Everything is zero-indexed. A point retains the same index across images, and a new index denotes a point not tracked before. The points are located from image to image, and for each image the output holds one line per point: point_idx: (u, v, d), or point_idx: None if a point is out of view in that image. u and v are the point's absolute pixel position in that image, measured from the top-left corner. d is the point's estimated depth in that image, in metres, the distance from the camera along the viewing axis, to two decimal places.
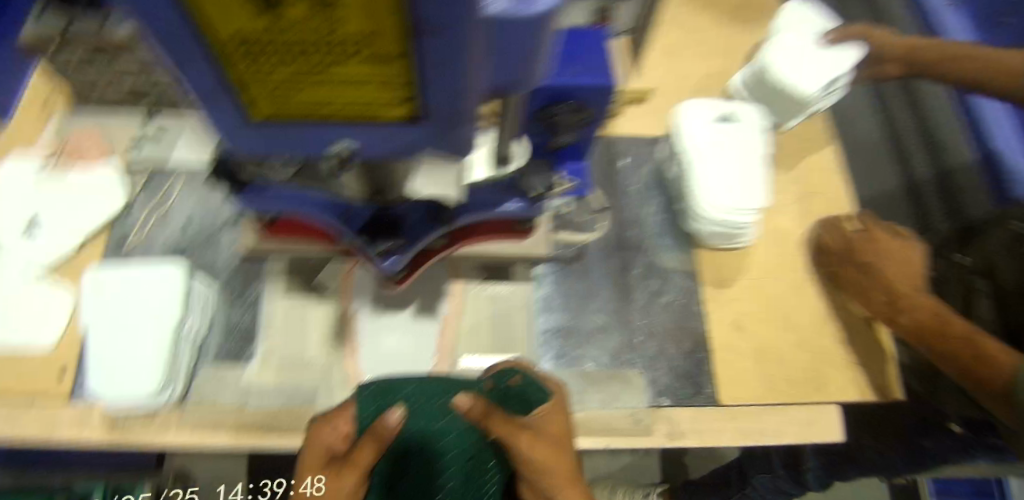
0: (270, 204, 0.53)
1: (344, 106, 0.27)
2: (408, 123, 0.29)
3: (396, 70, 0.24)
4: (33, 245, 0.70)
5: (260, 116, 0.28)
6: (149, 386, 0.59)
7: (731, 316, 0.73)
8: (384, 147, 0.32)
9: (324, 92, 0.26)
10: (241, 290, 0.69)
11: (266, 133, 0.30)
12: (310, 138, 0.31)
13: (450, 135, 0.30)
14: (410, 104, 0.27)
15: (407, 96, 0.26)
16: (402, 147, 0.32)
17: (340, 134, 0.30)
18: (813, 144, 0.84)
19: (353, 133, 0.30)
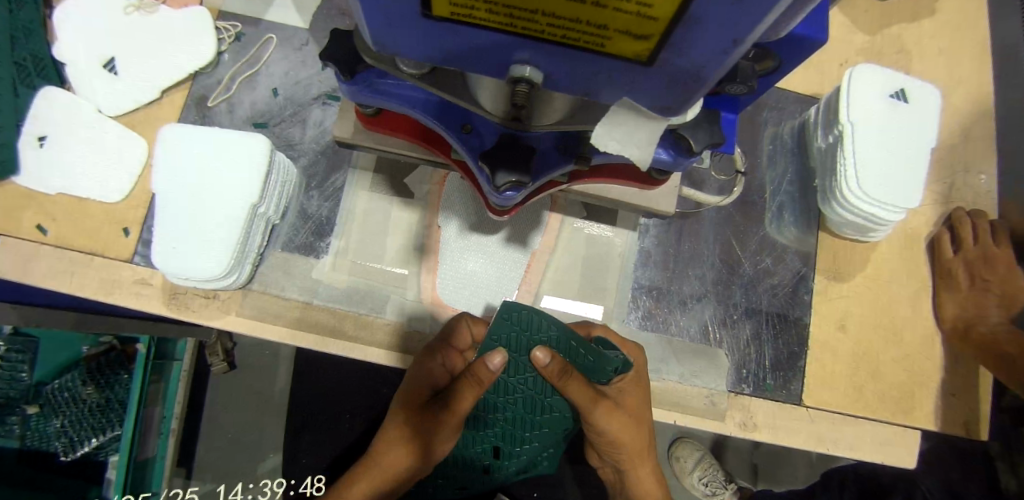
0: (392, 101, 0.48)
1: (554, 31, 0.24)
2: (618, 59, 0.25)
3: (657, 8, 0.19)
4: (113, 90, 0.65)
5: (451, 26, 0.25)
6: (221, 266, 0.55)
7: (839, 314, 0.66)
8: (574, 73, 0.28)
9: (542, 14, 0.22)
10: (330, 183, 0.64)
11: (442, 33, 0.26)
12: (494, 51, 0.28)
13: (657, 80, 0.27)
14: (636, 44, 0.23)
15: (644, 35, 0.22)
16: (592, 77, 0.28)
17: (530, 53, 0.27)
18: (971, 142, 0.73)
19: (545, 55, 0.27)
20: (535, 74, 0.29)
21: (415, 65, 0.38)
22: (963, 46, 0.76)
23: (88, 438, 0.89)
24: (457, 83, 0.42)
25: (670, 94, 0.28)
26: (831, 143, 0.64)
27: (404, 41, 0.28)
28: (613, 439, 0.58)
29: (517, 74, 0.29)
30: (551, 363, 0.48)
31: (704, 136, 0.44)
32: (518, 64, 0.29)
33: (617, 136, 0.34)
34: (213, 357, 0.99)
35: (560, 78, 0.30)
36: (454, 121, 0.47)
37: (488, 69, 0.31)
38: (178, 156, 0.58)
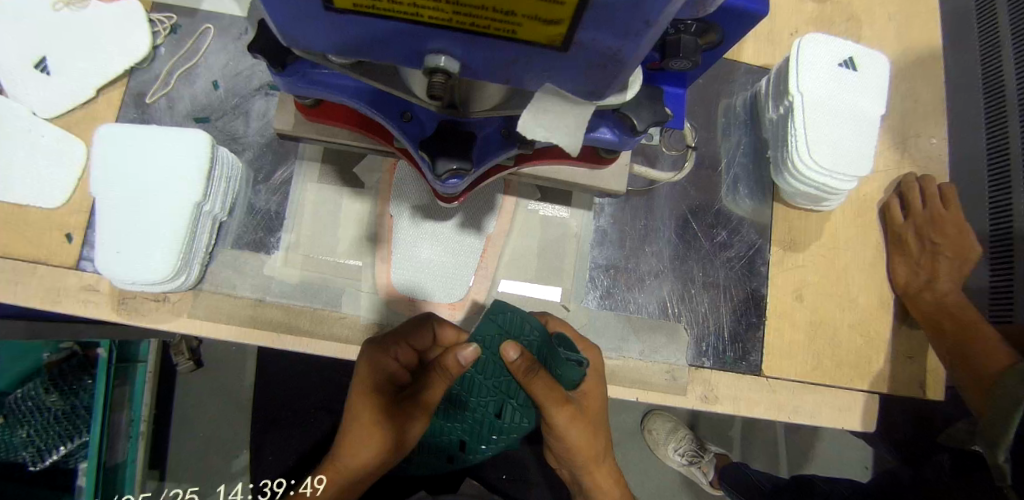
0: (320, 94, 0.45)
1: (462, 18, 0.21)
2: (533, 46, 0.23)
3: None
4: (44, 90, 0.63)
5: (348, 14, 0.22)
6: (167, 269, 0.53)
7: (795, 284, 0.67)
8: (491, 63, 0.26)
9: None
10: (279, 178, 0.63)
11: (343, 29, 0.24)
12: (400, 40, 0.24)
13: (576, 67, 0.24)
14: (548, 29, 0.21)
15: (554, 18, 0.20)
16: (512, 67, 0.26)
17: (442, 42, 0.24)
18: (920, 107, 0.74)
19: (459, 44, 0.24)
20: (451, 64, 0.25)
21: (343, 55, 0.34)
22: (909, 11, 0.76)
23: (57, 446, 0.89)
24: (387, 69, 0.38)
25: (591, 82, 0.26)
26: (782, 114, 0.64)
27: (300, 31, 0.25)
28: (572, 443, 0.58)
29: (431, 65, 0.25)
30: (518, 358, 0.48)
31: (646, 114, 0.43)
32: (432, 54, 0.25)
33: (545, 122, 0.30)
34: (178, 356, 1.04)
35: (478, 70, 0.27)
36: (392, 109, 0.45)
37: (399, 60, 0.27)
38: (115, 156, 0.56)
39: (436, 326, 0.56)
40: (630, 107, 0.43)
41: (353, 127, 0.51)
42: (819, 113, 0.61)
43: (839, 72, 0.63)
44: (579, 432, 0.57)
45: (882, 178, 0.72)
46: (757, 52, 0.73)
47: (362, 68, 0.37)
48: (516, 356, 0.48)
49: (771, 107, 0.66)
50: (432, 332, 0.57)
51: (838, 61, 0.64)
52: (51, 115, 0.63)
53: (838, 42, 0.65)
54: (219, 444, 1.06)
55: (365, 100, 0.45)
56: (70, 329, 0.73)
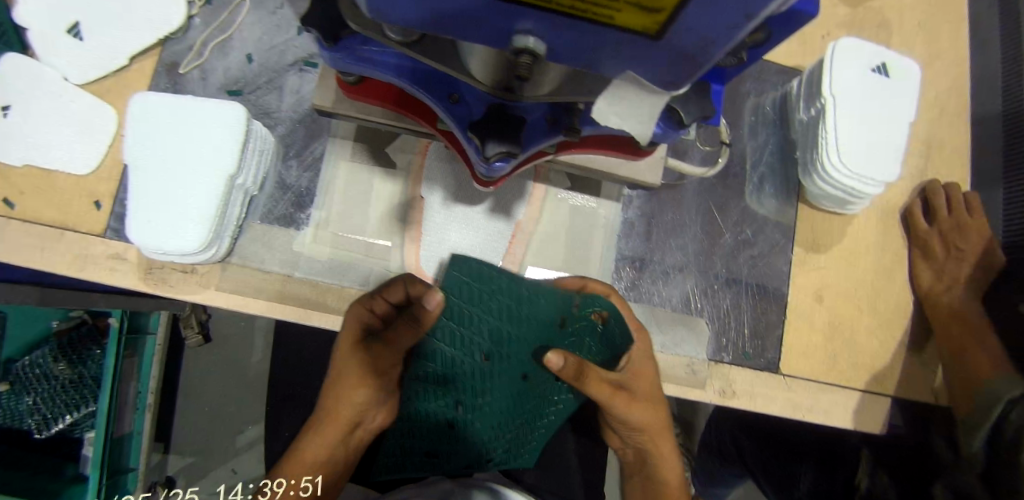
0: (368, 70, 0.46)
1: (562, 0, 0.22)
2: (626, 32, 0.24)
3: None
4: (78, 56, 0.63)
5: None
6: (198, 240, 0.53)
7: (815, 284, 0.67)
8: (577, 45, 0.27)
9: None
10: (310, 154, 0.63)
11: (440, 5, 0.25)
12: (494, 21, 0.26)
13: (662, 53, 0.26)
14: (647, 17, 0.22)
15: (656, 8, 0.21)
16: (597, 51, 0.27)
17: (532, 22, 0.25)
18: (945, 116, 0.75)
19: (550, 25, 0.25)
20: (538, 45, 0.27)
21: (403, 32, 0.36)
22: (939, 20, 0.77)
23: (63, 415, 0.89)
24: (446, 48, 0.39)
25: (672, 69, 0.28)
26: (813, 116, 0.64)
27: (398, 6, 0.26)
28: (634, 422, 0.61)
29: (520, 44, 0.26)
30: (564, 364, 0.52)
31: (694, 107, 0.43)
32: (521, 34, 0.26)
33: (617, 112, 0.34)
34: (187, 329, 1.02)
35: (560, 51, 0.28)
36: (440, 90, 0.45)
37: (483, 37, 0.28)
38: (149, 124, 0.56)
39: (408, 283, 0.56)
40: (679, 98, 0.43)
41: (394, 107, 0.51)
42: (850, 116, 0.61)
43: (870, 76, 0.63)
44: (643, 417, 0.61)
45: (905, 184, 0.72)
46: (787, 52, 0.73)
47: (420, 47, 0.37)
48: (561, 362, 0.51)
49: (803, 108, 0.66)
50: (405, 289, 0.57)
51: (870, 64, 0.64)
52: (83, 81, 0.63)
53: (872, 46, 0.65)
54: (223, 420, 1.07)
55: (413, 79, 0.45)
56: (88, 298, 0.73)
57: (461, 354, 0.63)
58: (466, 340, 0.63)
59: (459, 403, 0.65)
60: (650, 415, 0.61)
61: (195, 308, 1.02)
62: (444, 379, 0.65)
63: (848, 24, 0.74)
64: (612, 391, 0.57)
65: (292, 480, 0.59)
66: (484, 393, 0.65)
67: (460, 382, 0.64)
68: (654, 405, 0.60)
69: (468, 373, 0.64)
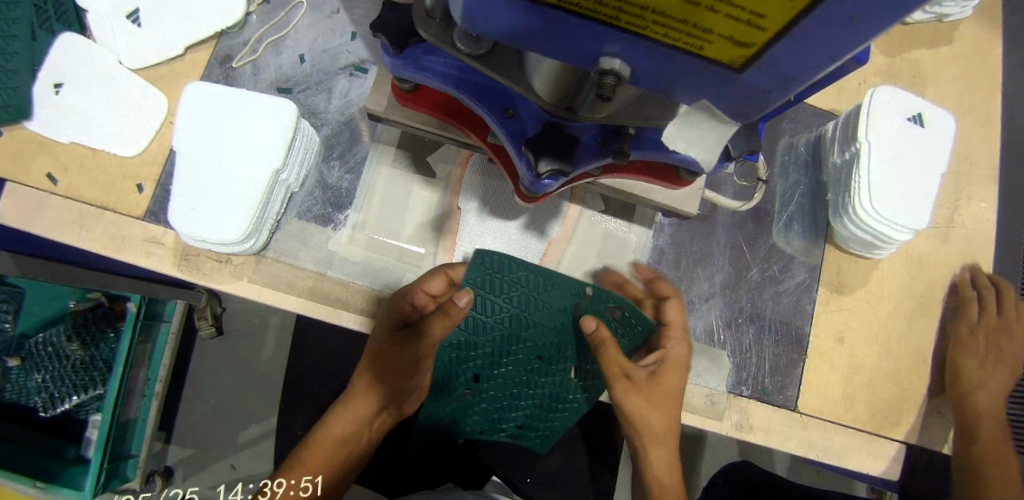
0: (427, 79, 0.47)
1: (658, 29, 0.24)
2: (710, 62, 0.26)
3: (769, 22, 0.20)
4: (135, 42, 0.64)
5: (545, 8, 0.24)
6: (239, 231, 0.54)
7: (838, 326, 0.67)
8: (658, 71, 0.28)
9: (653, 11, 0.22)
10: (353, 156, 0.64)
11: (536, 24, 0.26)
12: (584, 42, 0.27)
13: (739, 85, 0.27)
14: (736, 50, 0.24)
15: (747, 42, 0.23)
16: (675, 79, 0.29)
17: (620, 46, 0.26)
18: (975, 170, 0.75)
19: (637, 49, 0.26)
20: (623, 67, 0.28)
21: (471, 43, 0.39)
22: (975, 76, 0.78)
23: (70, 395, 0.89)
24: (512, 63, 0.41)
25: (747, 101, 0.29)
26: (848, 159, 0.65)
27: (496, 22, 0.27)
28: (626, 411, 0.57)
29: (606, 66, 0.28)
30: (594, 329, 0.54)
31: (743, 141, 0.44)
32: (608, 56, 0.28)
33: (686, 136, 0.35)
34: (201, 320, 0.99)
35: (640, 75, 0.29)
36: (496, 105, 0.47)
37: (567, 57, 0.29)
38: (201, 114, 0.57)
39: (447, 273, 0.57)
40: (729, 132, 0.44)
41: (445, 118, 0.52)
42: (884, 162, 0.62)
43: (906, 124, 0.64)
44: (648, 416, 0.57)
45: (933, 234, 0.72)
46: (824, 96, 0.75)
47: (487, 61, 0.40)
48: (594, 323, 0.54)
49: (837, 150, 0.67)
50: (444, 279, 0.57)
51: (907, 112, 0.65)
52: (137, 67, 0.64)
53: (910, 96, 0.66)
54: (229, 409, 1.07)
55: (471, 91, 0.47)
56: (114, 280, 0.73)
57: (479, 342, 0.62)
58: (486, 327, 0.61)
59: (476, 383, 0.64)
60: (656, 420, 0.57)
61: (212, 300, 1.00)
62: (460, 363, 0.63)
63: (885, 73, 0.75)
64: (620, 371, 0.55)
65: (292, 480, 0.60)
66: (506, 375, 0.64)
67: (479, 367, 0.64)
68: (656, 403, 0.56)
69: (489, 359, 0.63)
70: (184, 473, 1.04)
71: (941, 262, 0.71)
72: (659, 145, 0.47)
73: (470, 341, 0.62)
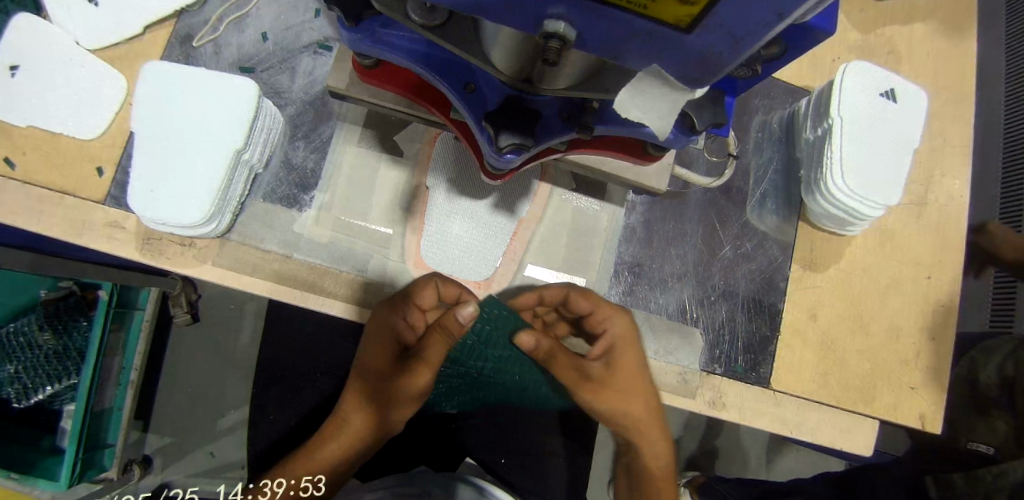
0: (385, 54, 0.46)
1: None
2: (657, 24, 0.25)
3: None
4: (92, 20, 0.62)
5: None
6: (199, 213, 0.53)
7: (811, 302, 0.68)
8: (608, 33, 0.27)
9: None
10: (319, 137, 0.63)
11: None
12: (528, 2, 0.26)
13: (691, 48, 0.26)
14: (682, 9, 0.23)
15: (691, 1, 0.21)
16: (626, 42, 0.28)
17: (564, 7, 0.25)
18: (948, 146, 0.75)
19: (583, 11, 0.25)
20: (569, 30, 0.27)
21: (425, 14, 0.37)
22: (949, 52, 0.78)
23: (43, 386, 0.87)
24: (470, 34, 0.40)
25: (700, 64, 0.28)
26: (819, 136, 0.64)
27: None
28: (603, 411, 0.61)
29: (551, 29, 0.27)
30: (535, 345, 0.56)
31: (707, 114, 0.44)
32: (552, 19, 0.27)
33: (638, 104, 0.34)
34: (177, 307, 0.99)
35: (591, 36, 0.28)
36: (457, 79, 0.46)
37: (516, 19, 0.28)
38: (159, 93, 0.56)
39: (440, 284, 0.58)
40: (692, 104, 0.43)
41: (408, 94, 0.51)
42: (856, 139, 0.61)
43: (877, 98, 0.64)
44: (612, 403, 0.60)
45: (907, 210, 0.72)
46: (797, 72, 0.74)
47: (444, 31, 0.39)
48: (532, 342, 0.56)
49: (810, 127, 0.66)
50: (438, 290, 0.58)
51: (878, 86, 0.64)
52: (94, 45, 0.62)
53: (883, 71, 0.65)
54: (208, 400, 1.06)
55: (431, 66, 0.46)
56: (77, 267, 0.72)
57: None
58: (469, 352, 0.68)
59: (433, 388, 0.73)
60: (633, 410, 0.60)
61: (186, 285, 1.00)
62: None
63: (858, 50, 0.75)
64: (579, 378, 0.59)
65: (292, 481, 0.59)
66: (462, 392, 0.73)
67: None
68: (632, 392, 0.59)
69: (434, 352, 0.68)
70: (163, 464, 1.04)
71: (913, 238, 0.72)
72: (621, 118, 0.46)
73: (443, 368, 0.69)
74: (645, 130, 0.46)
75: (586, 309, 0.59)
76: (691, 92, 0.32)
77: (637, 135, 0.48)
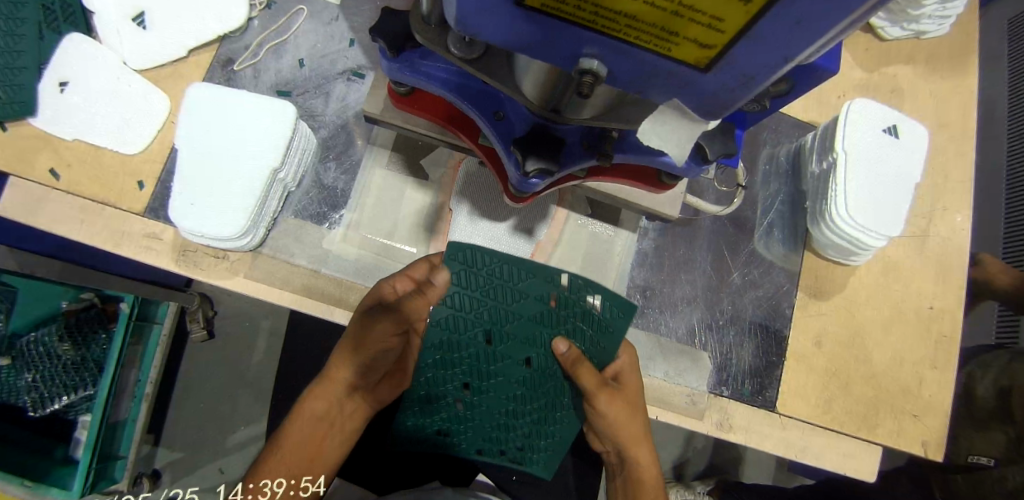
0: (421, 83, 0.50)
1: (630, 32, 0.26)
2: (679, 63, 0.28)
3: (726, 23, 0.23)
4: (139, 42, 0.66)
5: (531, 12, 0.26)
6: (236, 228, 0.56)
7: (816, 330, 0.70)
8: (634, 73, 0.30)
9: (626, 16, 0.24)
10: (348, 158, 0.66)
11: (523, 27, 0.29)
12: (564, 44, 0.29)
13: (707, 87, 0.30)
14: (701, 51, 0.26)
15: (710, 44, 0.25)
16: (648, 80, 0.31)
17: (598, 48, 0.28)
18: (950, 181, 0.78)
19: (614, 52, 0.28)
20: (600, 67, 0.30)
21: (464, 48, 0.40)
22: (951, 91, 0.81)
23: (59, 396, 0.87)
24: (503, 67, 0.43)
25: (715, 100, 0.31)
26: (825, 169, 0.67)
27: (489, 27, 0.29)
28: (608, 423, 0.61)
29: (586, 66, 0.29)
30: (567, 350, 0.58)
31: (719, 146, 0.47)
32: (586, 57, 0.30)
33: (658, 133, 0.37)
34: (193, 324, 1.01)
35: (620, 74, 0.31)
36: (487, 107, 0.49)
37: (552, 58, 0.31)
38: (202, 112, 0.60)
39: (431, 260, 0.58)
40: (705, 136, 0.46)
41: (438, 120, 0.54)
42: (860, 172, 0.64)
43: (880, 133, 0.67)
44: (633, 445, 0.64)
45: (909, 243, 0.75)
46: (804, 108, 0.77)
47: (480, 64, 0.42)
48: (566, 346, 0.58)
49: (815, 159, 0.69)
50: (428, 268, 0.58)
51: (881, 122, 0.67)
52: (141, 67, 0.66)
53: (886, 108, 0.68)
54: (221, 408, 1.08)
55: (463, 94, 0.49)
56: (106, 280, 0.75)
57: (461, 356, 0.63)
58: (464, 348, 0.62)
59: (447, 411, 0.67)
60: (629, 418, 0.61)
61: (204, 302, 1.02)
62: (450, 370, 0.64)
63: (862, 88, 0.79)
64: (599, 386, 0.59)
65: (293, 481, 0.62)
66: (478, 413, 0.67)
67: (469, 375, 0.64)
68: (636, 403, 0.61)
69: (475, 365, 0.63)
70: (172, 479, 1.05)
71: (916, 270, 0.74)
72: (639, 147, 0.49)
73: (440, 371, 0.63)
74: (662, 160, 0.49)
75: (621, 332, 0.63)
76: (705, 124, 0.35)
77: (653, 164, 0.51)
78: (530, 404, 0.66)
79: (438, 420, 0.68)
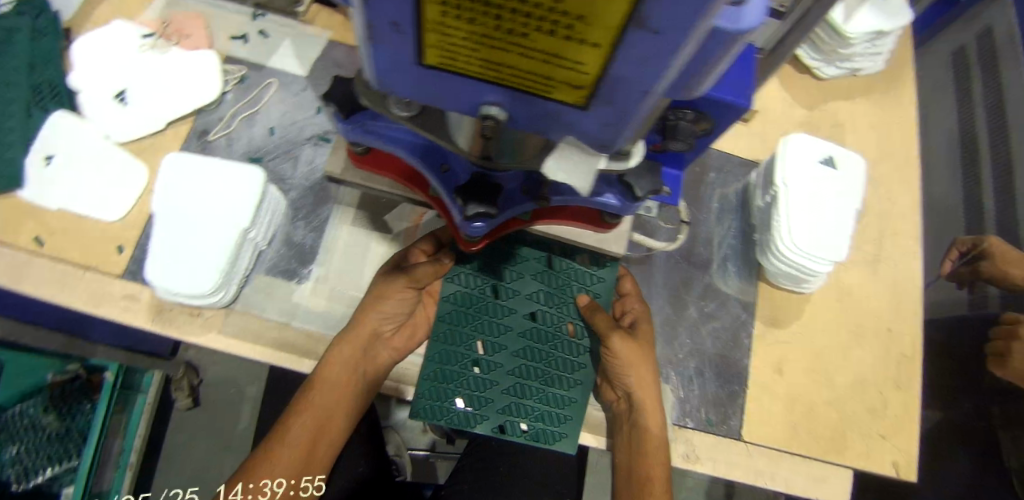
0: (372, 141, 0.53)
1: (515, 79, 0.28)
2: (563, 104, 0.30)
3: (587, 66, 0.25)
4: (121, 119, 0.71)
5: (432, 68, 0.29)
6: (207, 288, 0.59)
7: (776, 358, 0.72)
8: (532, 116, 0.33)
9: (507, 64, 0.27)
10: (318, 215, 0.70)
11: (428, 80, 0.31)
12: (467, 94, 0.32)
13: (593, 123, 0.32)
14: (576, 93, 0.28)
15: (580, 85, 0.27)
16: (546, 121, 0.33)
17: (495, 96, 0.31)
18: (896, 208, 0.82)
19: (510, 97, 0.31)
20: (500, 113, 0.32)
21: (404, 107, 0.43)
22: (890, 126, 0.86)
23: (42, 468, 0.85)
24: (440, 123, 0.46)
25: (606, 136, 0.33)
26: (767, 202, 0.71)
27: (398, 81, 0.32)
28: (622, 358, 0.62)
29: (485, 112, 0.32)
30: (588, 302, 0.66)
31: (646, 183, 0.49)
32: (488, 105, 0.32)
33: (565, 167, 0.40)
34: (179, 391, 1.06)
35: (520, 117, 0.34)
36: (434, 161, 0.53)
37: (460, 107, 0.34)
38: (180, 178, 0.64)
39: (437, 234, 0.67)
40: (632, 175, 0.49)
41: (393, 176, 0.58)
42: (800, 202, 0.68)
43: (817, 163, 0.70)
44: (649, 396, 0.64)
45: (860, 268, 0.78)
46: (749, 146, 0.82)
47: (419, 121, 0.45)
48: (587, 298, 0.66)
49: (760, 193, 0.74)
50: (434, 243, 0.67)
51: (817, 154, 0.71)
52: (121, 141, 0.71)
53: (821, 142, 0.72)
54: (209, 460, 1.09)
55: (412, 149, 0.52)
56: (82, 345, 0.78)
57: (473, 316, 0.66)
58: (478, 306, 0.66)
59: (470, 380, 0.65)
60: (644, 360, 0.64)
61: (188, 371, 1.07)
62: (463, 330, 0.66)
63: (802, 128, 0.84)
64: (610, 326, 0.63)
65: (292, 481, 0.60)
66: (500, 378, 0.65)
67: (485, 333, 0.66)
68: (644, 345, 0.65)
69: (490, 321, 0.66)
70: None
71: (870, 295, 0.77)
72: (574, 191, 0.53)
73: (455, 338, 0.65)
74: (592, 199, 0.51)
75: (626, 291, 0.70)
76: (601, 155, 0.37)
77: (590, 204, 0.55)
78: (547, 362, 0.66)
79: (454, 388, 0.64)
